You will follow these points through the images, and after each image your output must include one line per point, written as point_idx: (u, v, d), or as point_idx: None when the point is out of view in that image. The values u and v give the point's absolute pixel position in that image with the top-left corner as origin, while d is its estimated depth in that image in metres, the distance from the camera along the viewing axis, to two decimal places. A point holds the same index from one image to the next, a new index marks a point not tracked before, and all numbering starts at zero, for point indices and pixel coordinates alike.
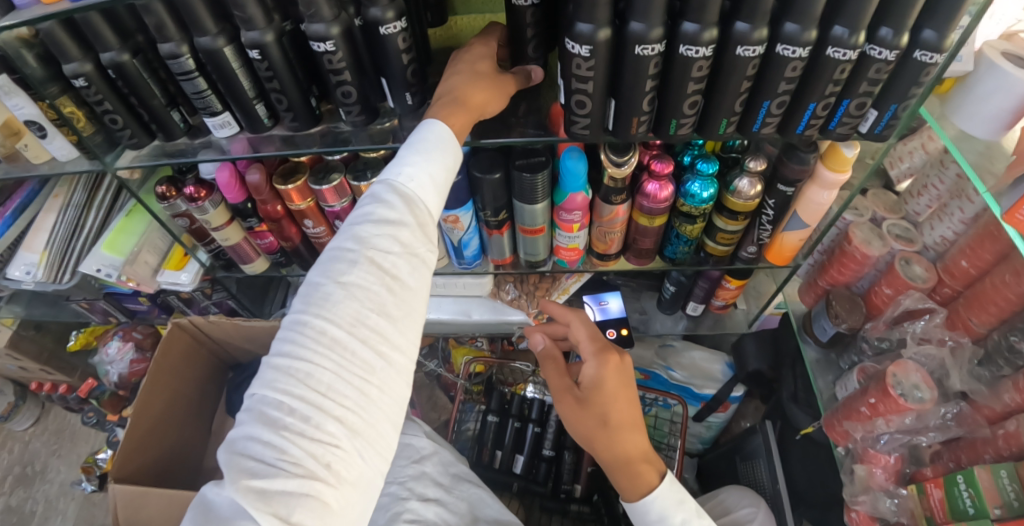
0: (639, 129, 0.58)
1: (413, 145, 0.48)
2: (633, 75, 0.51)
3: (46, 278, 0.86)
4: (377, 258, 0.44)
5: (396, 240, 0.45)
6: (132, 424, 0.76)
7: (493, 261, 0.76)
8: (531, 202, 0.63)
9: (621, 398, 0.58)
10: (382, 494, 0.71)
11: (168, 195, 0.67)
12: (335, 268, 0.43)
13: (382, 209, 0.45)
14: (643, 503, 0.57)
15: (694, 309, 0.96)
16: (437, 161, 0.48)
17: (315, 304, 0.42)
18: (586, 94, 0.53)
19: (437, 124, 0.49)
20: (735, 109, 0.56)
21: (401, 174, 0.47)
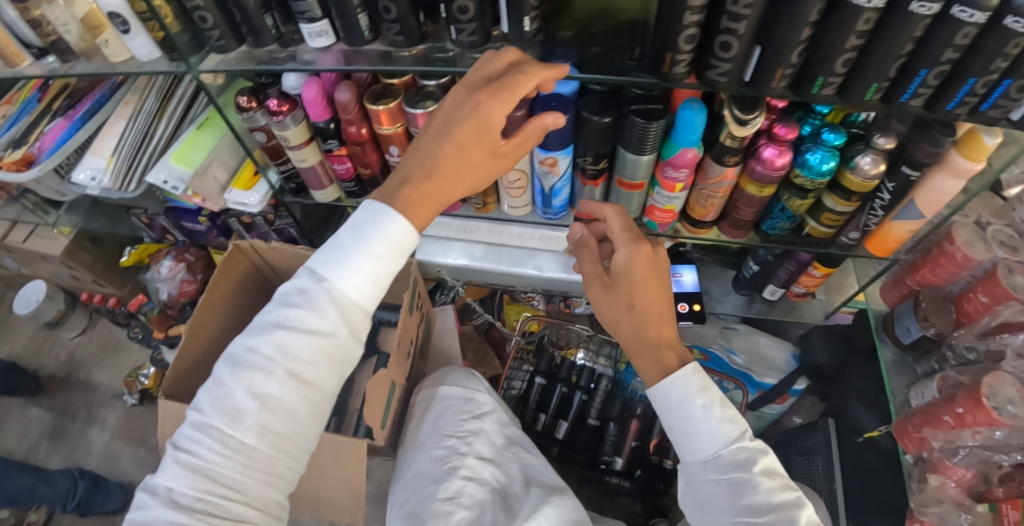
0: (778, 84, 0.52)
1: (361, 246, 0.45)
2: (791, 19, 0.44)
3: (112, 186, 0.85)
4: (295, 365, 0.44)
5: (322, 348, 0.44)
6: (185, 340, 0.75)
7: (578, 215, 0.70)
8: (638, 153, 0.58)
9: (654, 285, 0.53)
10: (439, 446, 0.69)
11: (248, 106, 0.64)
12: (249, 374, 0.43)
13: (307, 315, 0.44)
14: (664, 384, 0.51)
15: (772, 293, 0.87)
16: (379, 263, 0.46)
17: (225, 409, 0.42)
18: (734, 36, 0.46)
19: (389, 215, 0.46)
20: (889, 74, 0.49)
21: (338, 276, 0.45)
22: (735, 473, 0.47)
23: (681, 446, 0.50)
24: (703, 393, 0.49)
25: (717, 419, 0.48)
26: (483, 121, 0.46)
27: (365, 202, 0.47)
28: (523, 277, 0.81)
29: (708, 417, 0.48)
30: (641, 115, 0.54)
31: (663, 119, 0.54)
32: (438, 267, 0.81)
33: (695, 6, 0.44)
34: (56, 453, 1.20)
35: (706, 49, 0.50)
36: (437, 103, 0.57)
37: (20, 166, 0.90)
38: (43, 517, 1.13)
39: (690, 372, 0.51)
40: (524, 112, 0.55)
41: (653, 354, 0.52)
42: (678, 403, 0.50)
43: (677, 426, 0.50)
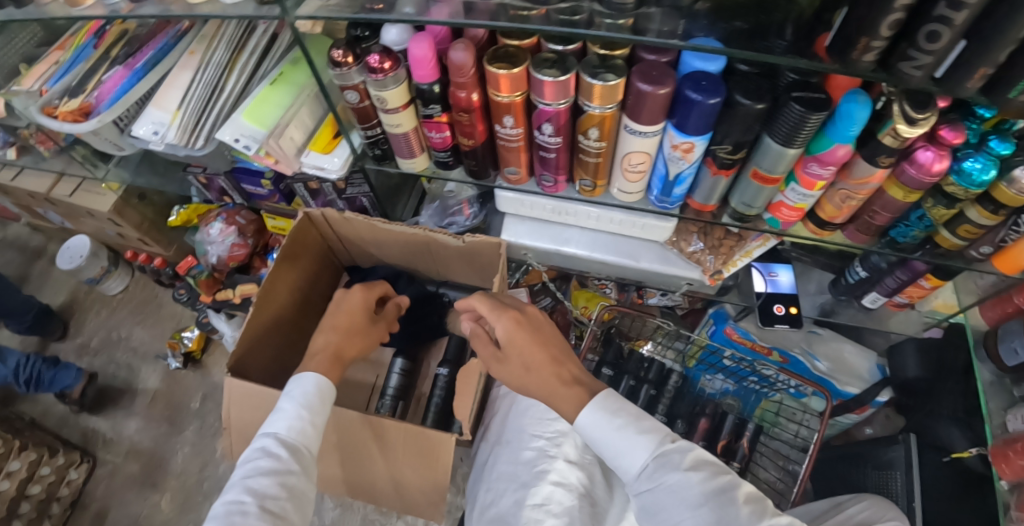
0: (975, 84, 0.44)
1: (297, 400, 0.55)
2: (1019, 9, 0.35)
3: (178, 142, 0.80)
4: (271, 501, 0.46)
5: (284, 486, 0.48)
6: (254, 314, 0.70)
7: (693, 205, 0.64)
8: (786, 145, 0.52)
9: (537, 344, 0.62)
10: (528, 448, 0.66)
11: (344, 61, 0.56)
12: (227, 518, 0.44)
13: (267, 462, 0.49)
14: (586, 425, 0.55)
15: (873, 301, 0.81)
16: (311, 411, 0.55)
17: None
18: (946, 26, 0.38)
19: (311, 376, 0.58)
20: None
21: (285, 427, 0.52)
22: (666, 477, 0.48)
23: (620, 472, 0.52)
24: (618, 414, 0.53)
25: (636, 433, 0.52)
26: (349, 309, 0.68)
27: (293, 378, 0.59)
28: (614, 268, 0.75)
29: (628, 433, 0.52)
30: (803, 103, 0.48)
31: (828, 112, 0.48)
32: (526, 250, 0.77)
33: None
34: (97, 411, 1.19)
35: (907, 35, 0.41)
36: (572, 73, 0.49)
37: (77, 116, 0.82)
38: (83, 475, 1.12)
39: (602, 400, 0.55)
40: (670, 89, 0.48)
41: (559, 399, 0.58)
42: (602, 432, 0.54)
43: (608, 453, 0.53)
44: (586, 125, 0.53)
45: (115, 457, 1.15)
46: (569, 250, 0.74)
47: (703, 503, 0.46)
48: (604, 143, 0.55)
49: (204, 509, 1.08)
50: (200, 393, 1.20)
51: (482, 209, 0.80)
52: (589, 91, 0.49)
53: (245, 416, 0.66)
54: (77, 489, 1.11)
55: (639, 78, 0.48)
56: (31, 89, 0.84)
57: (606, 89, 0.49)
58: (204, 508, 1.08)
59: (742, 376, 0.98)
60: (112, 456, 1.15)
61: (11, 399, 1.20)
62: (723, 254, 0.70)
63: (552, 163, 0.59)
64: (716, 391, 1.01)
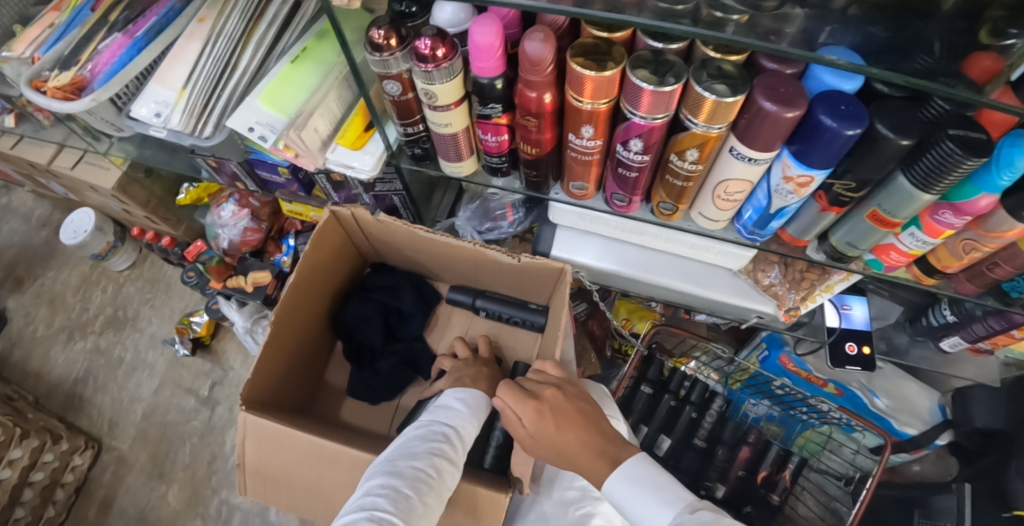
0: None
1: (468, 403, 0.59)
2: None
3: (183, 128, 0.70)
4: (444, 485, 0.49)
5: (454, 475, 0.51)
6: (272, 336, 0.62)
7: (784, 237, 0.55)
8: (926, 190, 0.42)
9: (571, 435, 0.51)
10: (568, 487, 0.60)
11: (387, 45, 0.46)
12: (417, 483, 0.47)
13: (447, 447, 0.52)
14: (617, 495, 0.46)
15: (952, 345, 0.72)
16: (477, 419, 0.59)
17: (411, 499, 0.45)
18: None
19: (481, 392, 0.62)
20: None
21: (459, 426, 0.55)
22: None
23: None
24: (649, 477, 0.46)
25: (658, 503, 0.44)
26: None
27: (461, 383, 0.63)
28: (677, 293, 0.67)
29: (653, 499, 0.44)
30: (962, 143, 0.38)
31: (986, 158, 0.39)
32: (579, 268, 0.68)
33: None
34: (102, 394, 1.14)
35: None
36: (679, 81, 0.39)
37: (69, 93, 0.72)
38: (88, 461, 1.08)
39: (636, 463, 0.48)
40: (800, 113, 0.39)
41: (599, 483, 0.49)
42: (631, 500, 0.46)
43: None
44: (684, 145, 0.44)
45: (121, 443, 1.11)
46: (629, 273, 0.66)
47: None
48: (701, 167, 0.46)
49: (212, 504, 1.04)
50: (209, 382, 1.14)
51: (528, 215, 0.72)
52: (696, 104, 0.40)
53: (265, 453, 0.59)
54: (82, 475, 1.08)
55: (763, 94, 0.38)
56: (23, 55, 0.74)
57: (719, 105, 0.39)
58: (212, 503, 1.04)
59: (792, 405, 0.90)
60: (119, 442, 1.11)
61: (15, 376, 1.15)
62: (804, 290, 0.62)
63: (631, 182, 0.50)
64: (760, 415, 0.94)
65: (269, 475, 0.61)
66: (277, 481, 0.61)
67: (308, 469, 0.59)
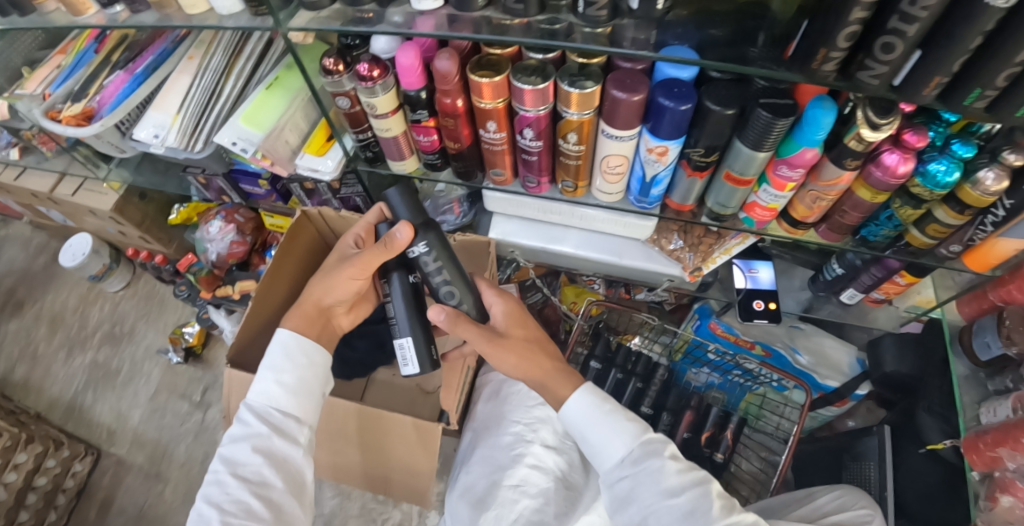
0: (932, 91, 0.47)
1: (265, 366, 0.63)
2: (965, 27, 0.39)
3: (178, 145, 0.82)
4: (246, 469, 0.56)
5: (254, 447, 0.57)
6: (251, 313, 0.74)
7: (671, 206, 0.67)
8: (757, 148, 0.54)
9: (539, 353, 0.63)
10: (507, 432, 0.71)
11: (336, 69, 0.60)
12: (213, 484, 0.56)
13: (239, 430, 0.59)
14: (579, 407, 0.59)
15: (851, 298, 0.84)
16: (279, 371, 0.63)
17: (209, 498, 0.54)
18: (899, 38, 0.41)
19: (282, 335, 0.65)
20: (1000, 82, 0.44)
21: (256, 397, 0.61)
22: (649, 461, 0.54)
23: (600, 461, 0.57)
24: (605, 403, 0.59)
25: (623, 419, 0.57)
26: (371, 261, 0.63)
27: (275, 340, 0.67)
28: (602, 266, 0.78)
29: (614, 419, 0.57)
30: (769, 109, 0.50)
31: (794, 117, 0.50)
32: (513, 247, 0.80)
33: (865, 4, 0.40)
34: (101, 403, 1.23)
35: (863, 48, 0.44)
36: (551, 80, 0.52)
37: (80, 120, 0.85)
38: (88, 467, 1.15)
39: (589, 392, 0.60)
40: (643, 97, 0.51)
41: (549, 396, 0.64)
42: (587, 417, 0.58)
43: (592, 439, 0.58)
44: (566, 130, 0.57)
45: (119, 449, 1.18)
46: (555, 248, 0.77)
47: (681, 493, 0.52)
48: (583, 147, 0.58)
49: None
50: (202, 386, 1.23)
51: (471, 208, 0.84)
52: (567, 98, 0.53)
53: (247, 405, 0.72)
54: (82, 480, 1.15)
55: (614, 86, 0.51)
56: (34, 92, 0.87)
57: (583, 96, 0.52)
58: None
59: (728, 370, 1.01)
60: (117, 448, 1.19)
61: (19, 391, 1.24)
62: (703, 251, 0.72)
63: (535, 165, 0.62)
64: (703, 384, 1.03)
65: None
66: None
67: None
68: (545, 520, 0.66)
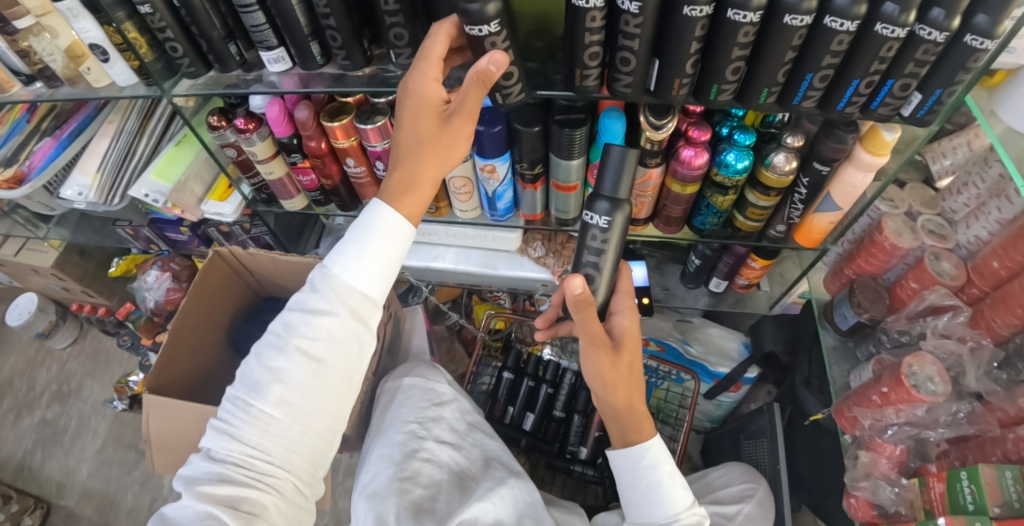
0: (680, 91, 0.57)
1: (351, 236, 0.54)
2: (678, 37, 0.50)
3: (97, 200, 0.90)
4: (311, 346, 0.52)
5: (323, 327, 0.52)
6: (169, 342, 0.81)
7: (524, 217, 0.76)
8: (567, 158, 0.63)
9: (626, 378, 0.62)
10: (400, 431, 0.75)
11: (219, 125, 0.70)
12: (269, 352, 0.53)
13: (310, 298, 0.54)
14: (639, 448, 0.61)
15: (718, 286, 0.94)
16: (364, 245, 0.54)
17: (263, 366, 0.52)
18: (631, 52, 0.52)
19: (377, 207, 0.54)
20: (728, 76, 0.55)
21: (334, 267, 0.54)
22: None
23: (639, 515, 0.61)
24: (668, 464, 0.62)
25: (678, 486, 0.61)
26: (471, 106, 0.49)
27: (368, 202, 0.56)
28: (482, 277, 0.87)
29: (673, 483, 0.61)
30: (565, 123, 0.60)
31: (587, 128, 0.60)
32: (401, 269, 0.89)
33: (595, 29, 0.50)
34: (49, 459, 1.26)
35: (611, 64, 0.55)
36: (385, 119, 0.63)
37: (11, 183, 0.94)
38: (38, 521, 1.18)
39: (657, 446, 0.62)
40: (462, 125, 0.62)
41: (618, 424, 0.63)
42: (649, 468, 0.61)
43: (643, 489, 0.61)
44: None
45: (69, 501, 1.22)
46: (436, 266, 0.86)
47: None
48: None
49: None
50: None
51: None
52: None
53: (164, 426, 0.78)
54: None
55: None
56: None
57: None
58: None
59: None
60: (67, 501, 1.22)
61: None
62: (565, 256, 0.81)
63: None
64: None
65: (166, 446, 0.79)
66: (173, 450, 0.79)
67: (193, 439, 0.78)
68: (436, 507, 0.68)
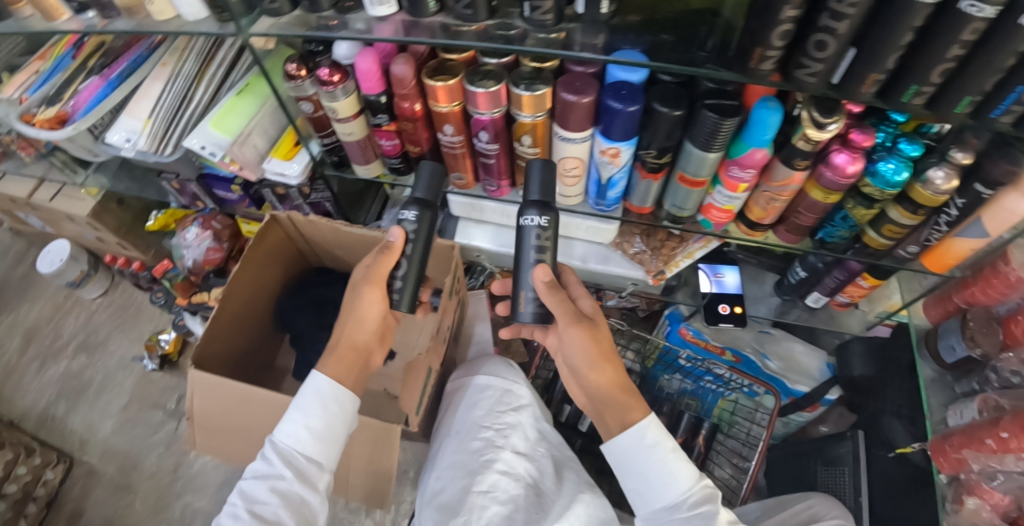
0: (868, 89, 0.48)
1: (296, 403, 0.59)
2: (894, 24, 0.40)
3: (148, 148, 0.82)
4: (260, 508, 0.53)
5: (275, 490, 0.54)
6: (218, 312, 0.74)
7: (630, 208, 0.68)
8: (705, 150, 0.55)
9: (608, 360, 0.61)
10: (475, 438, 0.72)
11: (298, 74, 0.61)
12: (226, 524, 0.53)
13: (261, 466, 0.56)
14: (642, 428, 0.58)
15: (816, 301, 0.84)
16: (314, 411, 0.59)
17: None
18: (831, 35, 0.42)
19: (318, 375, 0.61)
20: (932, 79, 0.44)
21: (283, 435, 0.58)
22: (705, 505, 0.55)
23: (650, 501, 0.56)
24: (669, 440, 0.58)
25: (685, 461, 0.58)
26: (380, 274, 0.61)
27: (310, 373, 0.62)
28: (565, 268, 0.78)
29: (679, 458, 0.57)
30: (715, 110, 0.52)
31: (739, 117, 0.52)
32: (478, 252, 0.81)
33: (795, 1, 0.41)
34: (73, 413, 1.21)
35: (798, 46, 0.46)
36: (501, 83, 0.53)
37: (53, 124, 0.87)
38: (59, 476, 1.14)
39: (655, 425, 0.59)
40: (593, 100, 0.53)
41: (613, 410, 0.61)
42: (655, 448, 0.57)
43: (653, 471, 0.57)
44: (520, 132, 0.58)
45: (91, 458, 1.17)
46: None
47: None
48: (538, 149, 0.59)
49: (176, 508, 1.10)
50: (176, 395, 1.22)
51: (439, 213, 0.84)
52: (519, 101, 0.54)
53: (206, 403, 0.72)
54: (54, 489, 1.13)
55: (564, 89, 0.52)
56: (11, 97, 0.87)
57: (535, 98, 0.53)
58: (176, 507, 1.10)
59: (698, 376, 1.00)
60: (88, 457, 1.17)
61: None
62: (665, 255, 0.74)
63: (494, 168, 0.63)
64: (675, 390, 1.02)
65: (208, 424, 0.73)
66: (211, 428, 0.74)
67: (241, 420, 0.72)
68: None
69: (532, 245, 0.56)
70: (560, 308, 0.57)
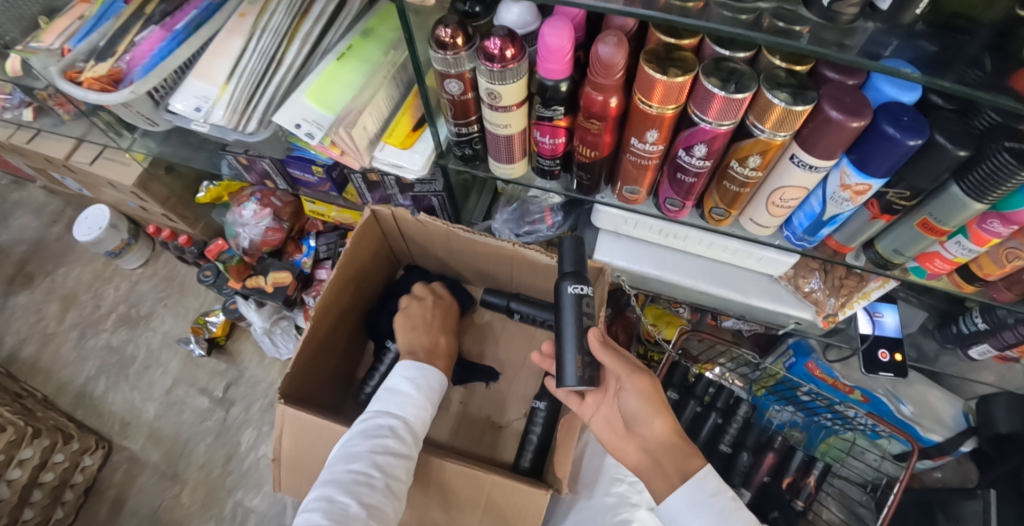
0: None
1: (414, 393, 0.61)
2: None
3: (226, 123, 0.66)
4: (392, 481, 0.51)
5: (404, 470, 0.53)
6: (310, 330, 0.63)
7: (829, 243, 0.57)
8: (977, 200, 0.43)
9: (665, 414, 0.54)
10: (606, 493, 0.65)
11: (454, 43, 0.45)
12: (360, 490, 0.49)
13: (391, 442, 0.54)
14: (689, 482, 0.50)
15: (980, 353, 0.73)
16: (428, 406, 0.62)
17: (355, 505, 0.48)
18: None
19: (431, 378, 0.64)
20: None
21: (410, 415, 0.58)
22: None
23: None
24: (724, 487, 0.51)
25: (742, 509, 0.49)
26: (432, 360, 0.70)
27: (416, 368, 0.65)
28: (715, 298, 0.69)
29: (737, 507, 0.49)
30: (1017, 155, 0.39)
31: None
32: (620, 273, 0.70)
33: None
34: (114, 391, 1.13)
35: None
36: (751, 89, 0.40)
37: (106, 83, 0.68)
38: (98, 461, 1.06)
39: (704, 475, 0.51)
40: (864, 123, 0.40)
41: (670, 458, 0.53)
42: (705, 501, 0.49)
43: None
44: (747, 152, 0.46)
45: (133, 443, 1.09)
46: (670, 277, 0.67)
47: None
48: (760, 174, 0.48)
49: (227, 506, 1.02)
50: (224, 381, 1.13)
51: (567, 218, 0.73)
52: (765, 111, 0.41)
53: (302, 444, 0.59)
54: (93, 475, 1.05)
55: (831, 104, 0.39)
56: (51, 47, 0.72)
57: (789, 113, 0.40)
58: (226, 504, 1.02)
59: (817, 411, 0.90)
60: (130, 442, 1.09)
61: (24, 373, 1.14)
62: (844, 295, 0.63)
63: (687, 187, 0.52)
64: (783, 422, 0.93)
65: (298, 468, 0.60)
66: (309, 474, 0.60)
67: None
68: None
69: (576, 312, 0.55)
70: (615, 361, 0.54)
